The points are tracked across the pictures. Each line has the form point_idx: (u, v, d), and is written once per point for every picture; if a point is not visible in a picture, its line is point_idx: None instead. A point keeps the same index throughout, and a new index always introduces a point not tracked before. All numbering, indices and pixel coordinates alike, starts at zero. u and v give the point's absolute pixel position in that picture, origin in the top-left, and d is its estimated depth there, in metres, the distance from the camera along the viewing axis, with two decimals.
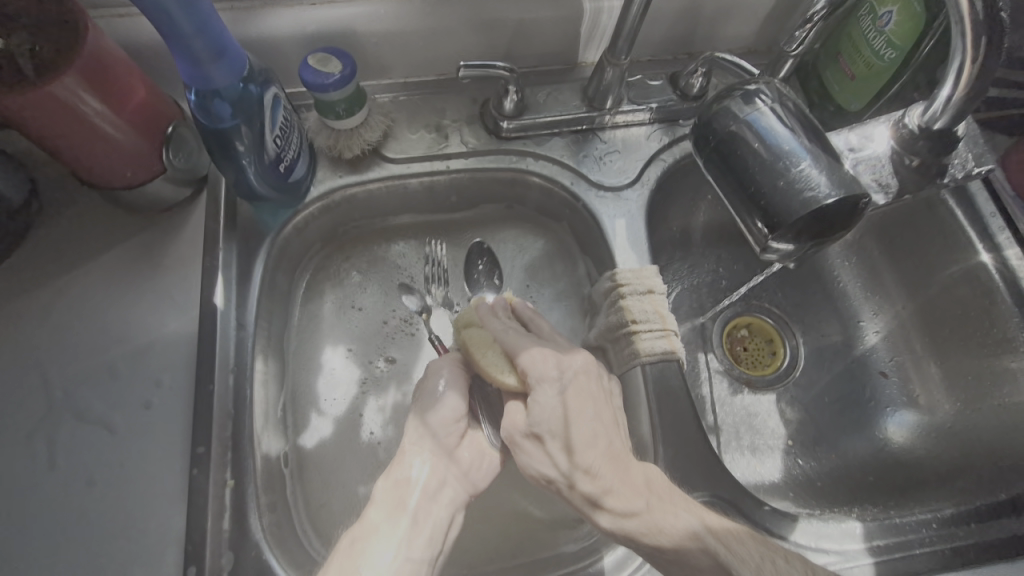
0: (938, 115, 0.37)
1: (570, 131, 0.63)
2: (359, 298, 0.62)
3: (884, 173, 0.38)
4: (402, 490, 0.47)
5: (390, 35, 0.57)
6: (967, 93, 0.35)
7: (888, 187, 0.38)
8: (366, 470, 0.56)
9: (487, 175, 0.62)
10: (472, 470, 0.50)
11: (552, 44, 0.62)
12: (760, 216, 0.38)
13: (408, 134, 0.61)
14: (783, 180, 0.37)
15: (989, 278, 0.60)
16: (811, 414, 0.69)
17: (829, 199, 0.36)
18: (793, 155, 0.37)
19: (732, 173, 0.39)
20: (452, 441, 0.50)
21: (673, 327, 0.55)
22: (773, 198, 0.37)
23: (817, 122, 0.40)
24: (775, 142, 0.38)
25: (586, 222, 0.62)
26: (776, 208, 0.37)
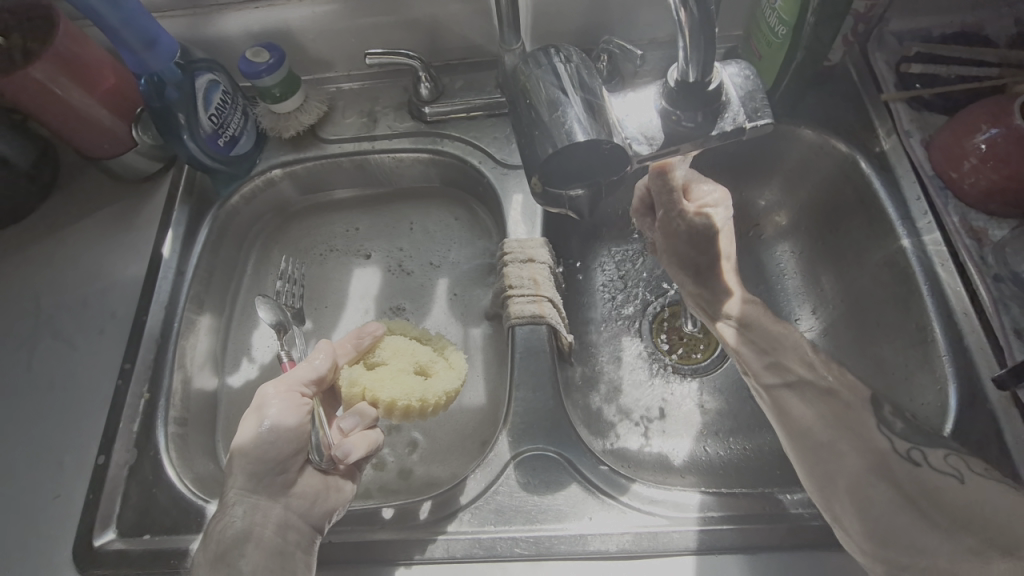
0: (687, 69, 0.37)
1: (486, 115, 0.68)
2: (329, 245, 0.72)
3: (650, 127, 0.39)
4: (231, 554, 0.44)
5: (323, 32, 0.66)
6: (704, 49, 0.36)
7: (652, 139, 0.39)
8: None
9: (408, 155, 0.68)
10: (310, 502, 0.47)
11: (471, 37, 0.68)
12: (526, 153, 0.40)
13: (344, 119, 0.70)
14: (549, 132, 0.39)
15: (908, 263, 0.55)
16: (729, 404, 0.67)
17: (578, 139, 0.38)
18: (560, 106, 0.40)
19: (518, 117, 0.42)
20: (271, 477, 0.47)
21: (546, 293, 0.57)
22: (535, 139, 0.40)
23: (598, 77, 0.43)
24: (552, 100, 0.40)
25: (493, 198, 0.66)
26: (536, 147, 0.39)
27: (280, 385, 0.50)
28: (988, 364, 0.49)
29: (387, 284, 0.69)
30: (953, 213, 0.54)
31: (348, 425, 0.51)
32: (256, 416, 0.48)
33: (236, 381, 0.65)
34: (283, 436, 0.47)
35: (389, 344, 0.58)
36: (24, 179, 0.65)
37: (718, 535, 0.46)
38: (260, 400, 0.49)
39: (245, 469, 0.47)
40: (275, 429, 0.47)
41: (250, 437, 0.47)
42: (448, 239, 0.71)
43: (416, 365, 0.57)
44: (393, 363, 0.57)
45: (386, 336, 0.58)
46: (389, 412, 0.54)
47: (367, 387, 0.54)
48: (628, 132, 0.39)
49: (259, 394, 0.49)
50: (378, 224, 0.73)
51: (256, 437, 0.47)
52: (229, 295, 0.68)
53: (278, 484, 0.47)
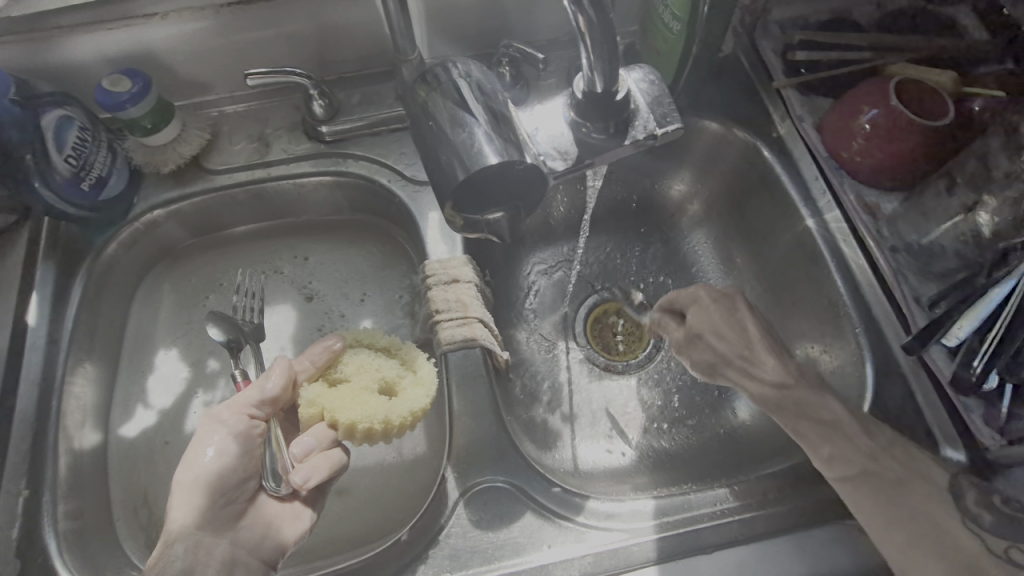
0: (592, 79, 0.36)
1: (389, 130, 0.64)
2: (271, 274, 0.66)
3: (562, 141, 0.39)
4: None
5: (193, 52, 0.59)
6: (607, 58, 0.35)
7: (565, 153, 0.39)
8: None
9: (308, 180, 0.63)
10: (256, 536, 0.44)
11: (363, 47, 0.63)
12: (434, 179, 0.38)
13: (231, 146, 0.63)
14: (458, 155, 0.36)
15: (815, 243, 0.58)
16: (668, 395, 0.68)
17: (490, 161, 0.36)
18: (466, 123, 0.37)
19: (421, 139, 0.39)
20: (215, 511, 0.43)
21: (475, 314, 0.55)
22: (442, 164, 0.37)
23: (499, 89, 0.40)
24: (459, 117, 0.37)
25: (407, 218, 0.62)
26: (445, 172, 0.37)
27: (230, 407, 0.47)
28: (895, 332, 0.53)
29: (301, 329, 0.63)
30: (849, 191, 0.57)
31: (303, 449, 0.48)
32: (200, 443, 0.45)
33: (129, 430, 0.58)
34: (229, 464, 0.45)
35: (353, 359, 0.53)
36: None
37: (675, 538, 0.46)
38: (208, 425, 0.46)
39: (186, 501, 0.43)
40: (223, 455, 0.45)
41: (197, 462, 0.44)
42: (368, 277, 0.67)
43: (382, 382, 0.52)
44: (355, 380, 0.52)
45: (347, 350, 0.53)
46: (350, 436, 0.49)
47: (326, 409, 0.49)
48: (541, 149, 0.39)
49: (211, 415, 0.46)
50: (323, 265, 0.67)
51: (204, 463, 0.44)
52: (121, 350, 0.61)
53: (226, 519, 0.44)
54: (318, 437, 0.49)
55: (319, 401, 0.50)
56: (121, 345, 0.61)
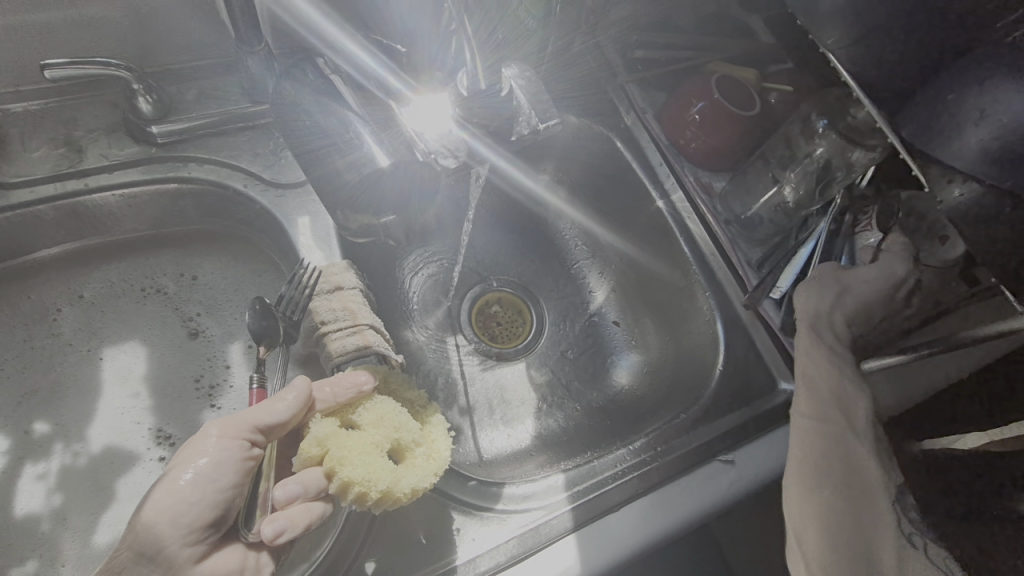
0: None
1: (235, 129, 0.57)
2: (114, 309, 0.57)
3: (450, 138, 0.39)
4: None
5: None
6: None
7: (456, 150, 0.39)
8: (22, 555, 0.47)
9: (138, 190, 0.54)
10: None
11: (196, 36, 0.56)
12: (324, 182, 0.43)
13: (29, 153, 0.52)
14: (342, 158, 0.41)
15: (665, 221, 0.66)
16: (555, 372, 0.73)
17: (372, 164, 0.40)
18: (352, 129, 0.40)
19: (299, 141, 0.43)
20: (178, 547, 0.38)
21: (365, 321, 0.53)
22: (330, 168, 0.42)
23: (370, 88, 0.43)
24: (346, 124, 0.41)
25: (273, 224, 0.57)
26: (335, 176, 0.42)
27: (228, 427, 0.41)
28: (736, 291, 0.62)
29: (161, 364, 0.55)
30: (689, 174, 0.66)
31: (284, 497, 0.40)
32: (184, 459, 0.40)
33: None
34: (206, 493, 0.39)
35: (376, 407, 0.46)
36: None
37: (586, 504, 0.49)
38: (199, 441, 0.41)
39: (149, 530, 0.38)
40: (202, 481, 0.39)
41: (175, 483, 0.39)
42: (243, 298, 0.59)
43: (394, 443, 0.45)
44: (371, 431, 0.45)
45: (374, 397, 0.47)
46: (341, 496, 0.42)
47: (329, 455, 0.42)
48: (429, 146, 0.39)
49: (212, 428, 0.41)
50: (183, 289, 0.59)
51: (186, 484, 0.39)
52: None
53: (182, 558, 0.38)
54: (308, 484, 0.42)
55: (325, 443, 0.43)
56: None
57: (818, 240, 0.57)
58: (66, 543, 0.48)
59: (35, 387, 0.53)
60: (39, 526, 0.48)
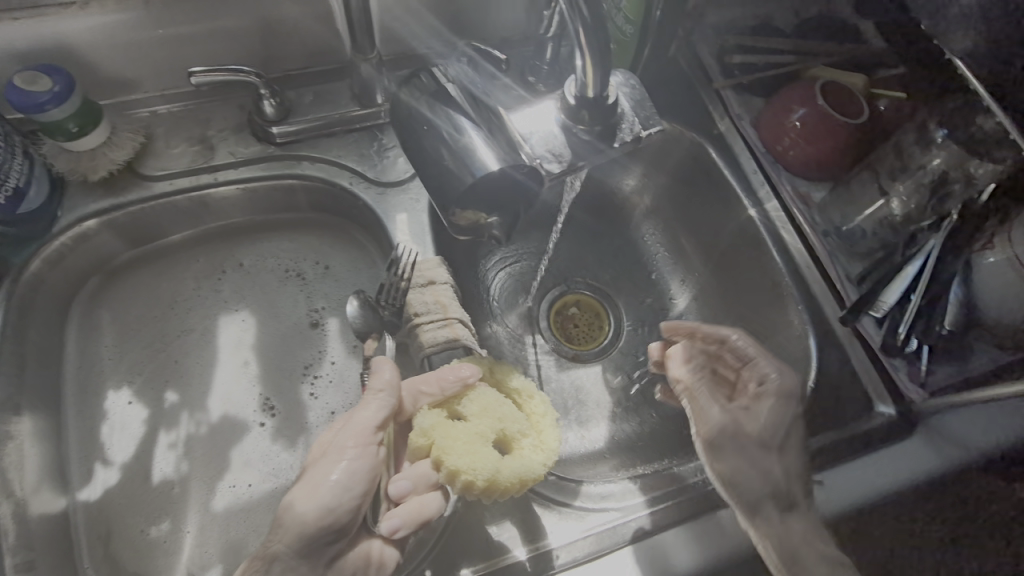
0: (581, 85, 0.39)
1: (345, 130, 0.62)
2: (231, 288, 0.62)
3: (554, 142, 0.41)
4: None
5: (119, 48, 0.54)
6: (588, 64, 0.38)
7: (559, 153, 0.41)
8: (156, 503, 0.54)
9: (260, 185, 0.60)
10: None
11: (313, 44, 0.60)
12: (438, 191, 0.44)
13: (169, 150, 0.58)
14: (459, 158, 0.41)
15: (757, 231, 0.64)
16: (631, 378, 0.73)
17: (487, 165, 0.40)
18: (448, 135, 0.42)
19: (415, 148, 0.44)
20: (319, 544, 0.42)
21: (455, 315, 0.55)
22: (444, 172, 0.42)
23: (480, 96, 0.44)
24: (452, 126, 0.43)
25: (373, 220, 0.61)
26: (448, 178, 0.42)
27: (359, 434, 0.44)
28: (832, 307, 0.59)
29: (280, 339, 0.61)
30: (786, 183, 0.63)
31: (398, 492, 0.45)
32: (324, 466, 0.43)
33: (91, 494, 0.54)
34: (342, 500, 0.42)
35: (479, 397, 0.50)
36: None
37: (665, 512, 0.49)
38: (335, 450, 0.44)
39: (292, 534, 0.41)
40: (340, 488, 0.42)
41: (315, 486, 0.42)
42: (345, 285, 0.63)
43: (499, 434, 0.49)
44: (475, 421, 0.48)
45: (476, 386, 0.50)
46: (450, 484, 0.45)
47: (436, 444, 0.46)
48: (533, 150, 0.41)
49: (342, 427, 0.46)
50: (288, 272, 0.64)
51: (326, 484, 0.42)
52: (59, 393, 0.56)
53: (323, 554, 0.43)
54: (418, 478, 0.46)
55: (432, 432, 0.47)
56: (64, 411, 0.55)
57: (928, 256, 0.54)
58: (190, 502, 0.54)
59: (165, 357, 0.59)
60: (170, 486, 0.54)
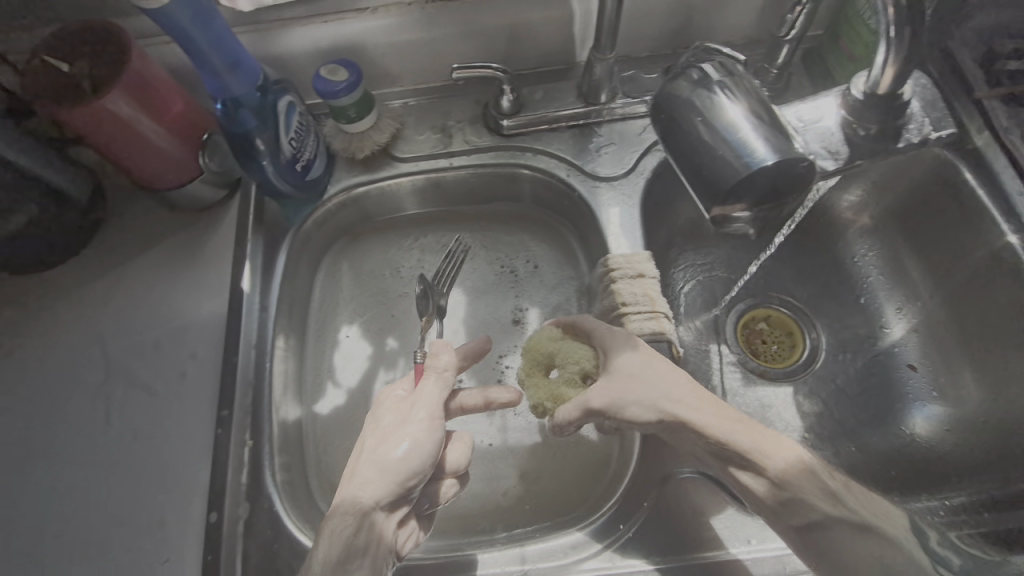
0: (876, 84, 0.45)
1: (568, 126, 0.66)
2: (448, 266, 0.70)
3: (833, 141, 0.48)
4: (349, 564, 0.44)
5: (393, 46, 0.62)
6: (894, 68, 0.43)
7: (837, 152, 0.47)
8: None
9: (487, 171, 0.66)
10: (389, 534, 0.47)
11: (548, 46, 0.65)
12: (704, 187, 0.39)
13: (416, 135, 0.67)
14: (739, 153, 0.37)
15: (1015, 258, 0.58)
16: (828, 406, 0.69)
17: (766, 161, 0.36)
18: (729, 129, 0.38)
19: (678, 146, 0.40)
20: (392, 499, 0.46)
21: (663, 309, 0.57)
22: (714, 168, 0.38)
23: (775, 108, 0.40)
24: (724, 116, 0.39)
25: (584, 212, 0.64)
26: (718, 174, 0.37)
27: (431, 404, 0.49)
28: None
29: (483, 321, 0.66)
30: None
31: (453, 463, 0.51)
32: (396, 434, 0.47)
33: (323, 408, 0.63)
34: (422, 461, 0.47)
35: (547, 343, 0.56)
36: (77, 215, 0.61)
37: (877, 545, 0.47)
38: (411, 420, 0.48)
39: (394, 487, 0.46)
40: (416, 450, 0.47)
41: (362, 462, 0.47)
42: (547, 278, 0.68)
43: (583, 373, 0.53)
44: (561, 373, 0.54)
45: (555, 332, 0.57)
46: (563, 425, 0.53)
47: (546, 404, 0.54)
48: (813, 148, 0.48)
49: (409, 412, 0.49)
50: (499, 256, 0.70)
51: (377, 461, 0.46)
52: (305, 326, 0.65)
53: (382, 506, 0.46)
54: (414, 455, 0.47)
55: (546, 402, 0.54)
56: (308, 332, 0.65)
57: None
58: None
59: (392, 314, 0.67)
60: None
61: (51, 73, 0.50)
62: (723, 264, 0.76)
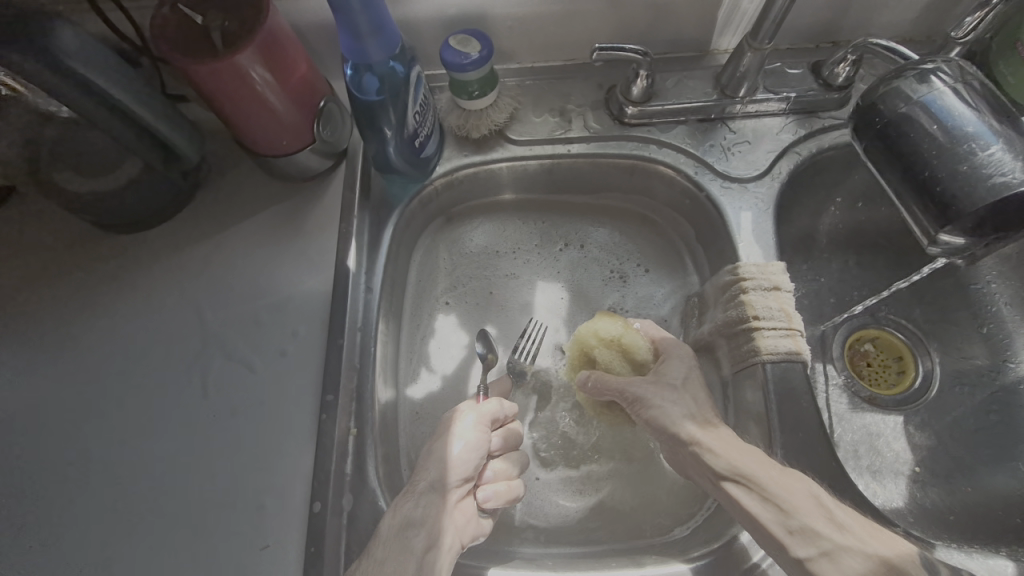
0: None
1: (696, 120, 0.61)
2: (552, 259, 0.66)
3: None
4: (405, 533, 0.44)
5: (523, 20, 0.58)
6: None
7: None
8: None
9: (606, 160, 0.62)
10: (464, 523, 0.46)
11: (687, 30, 0.60)
12: (932, 205, 0.36)
13: (533, 117, 0.63)
14: (989, 173, 0.33)
15: None
16: (944, 442, 0.64)
17: (1022, 186, 0.33)
18: (977, 138, 0.35)
19: (900, 158, 0.37)
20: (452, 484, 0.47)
21: (799, 326, 0.53)
22: (950, 185, 0.35)
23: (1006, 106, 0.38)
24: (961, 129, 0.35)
25: (708, 214, 0.61)
26: (956, 195, 0.34)
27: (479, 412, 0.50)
28: None
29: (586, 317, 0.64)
30: None
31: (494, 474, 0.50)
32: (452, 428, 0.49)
33: (416, 392, 0.60)
34: (471, 452, 0.48)
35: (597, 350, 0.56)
36: (179, 175, 0.58)
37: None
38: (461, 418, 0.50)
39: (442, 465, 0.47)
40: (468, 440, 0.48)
41: (425, 459, 0.48)
42: (659, 278, 0.65)
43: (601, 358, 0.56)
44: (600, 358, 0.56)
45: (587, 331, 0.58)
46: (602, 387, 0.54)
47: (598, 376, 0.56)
48: None
49: (455, 417, 0.50)
50: (607, 250, 0.66)
51: (436, 458, 0.48)
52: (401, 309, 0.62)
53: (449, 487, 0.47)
54: (470, 454, 0.48)
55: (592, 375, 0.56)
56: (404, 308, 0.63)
57: None
58: None
59: (491, 304, 0.64)
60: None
61: (182, 23, 0.47)
62: (836, 276, 0.71)
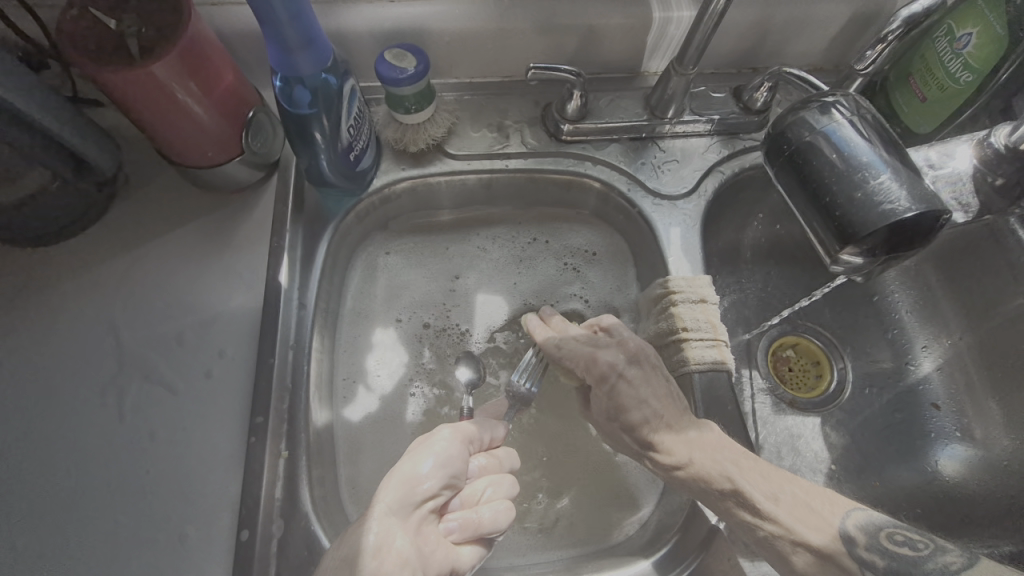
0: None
1: (628, 138, 0.64)
2: (490, 272, 0.66)
3: (961, 189, 0.47)
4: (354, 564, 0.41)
5: (460, 36, 0.59)
6: None
7: (967, 206, 0.47)
8: (402, 438, 0.57)
9: (544, 175, 0.63)
10: (427, 549, 0.43)
11: (618, 53, 0.63)
12: (833, 228, 0.39)
13: (471, 132, 0.63)
14: (879, 201, 0.37)
15: None
16: (856, 439, 0.68)
17: (908, 212, 0.36)
18: (871, 168, 0.38)
19: (805, 182, 0.40)
20: (412, 505, 0.44)
21: (724, 337, 0.56)
22: (848, 210, 0.38)
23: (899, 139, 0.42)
24: (857, 158, 0.39)
25: (641, 228, 0.63)
26: (851, 220, 0.37)
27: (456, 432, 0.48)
28: None
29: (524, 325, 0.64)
30: None
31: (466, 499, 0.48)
32: (418, 452, 0.46)
33: (353, 413, 0.58)
34: (438, 473, 0.45)
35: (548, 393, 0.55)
36: (91, 185, 0.54)
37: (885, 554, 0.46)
38: (430, 439, 0.47)
39: (392, 486, 0.44)
40: (441, 460, 0.45)
41: (389, 472, 0.45)
42: (597, 283, 0.66)
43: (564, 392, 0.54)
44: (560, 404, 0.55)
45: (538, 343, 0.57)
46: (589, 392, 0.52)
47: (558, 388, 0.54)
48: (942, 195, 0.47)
49: (431, 434, 0.47)
50: (542, 258, 0.67)
51: (401, 473, 0.44)
52: (339, 317, 0.61)
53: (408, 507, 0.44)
54: (439, 471, 0.45)
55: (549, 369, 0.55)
56: (339, 331, 0.61)
57: None
58: None
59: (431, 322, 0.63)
60: (419, 421, 0.58)
61: (95, 27, 0.45)
62: (759, 285, 0.75)
